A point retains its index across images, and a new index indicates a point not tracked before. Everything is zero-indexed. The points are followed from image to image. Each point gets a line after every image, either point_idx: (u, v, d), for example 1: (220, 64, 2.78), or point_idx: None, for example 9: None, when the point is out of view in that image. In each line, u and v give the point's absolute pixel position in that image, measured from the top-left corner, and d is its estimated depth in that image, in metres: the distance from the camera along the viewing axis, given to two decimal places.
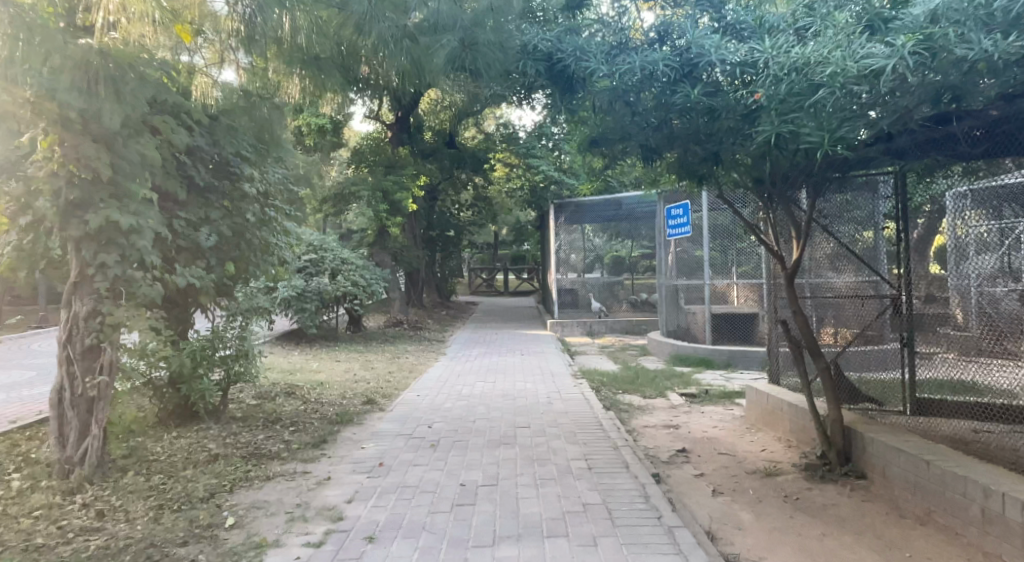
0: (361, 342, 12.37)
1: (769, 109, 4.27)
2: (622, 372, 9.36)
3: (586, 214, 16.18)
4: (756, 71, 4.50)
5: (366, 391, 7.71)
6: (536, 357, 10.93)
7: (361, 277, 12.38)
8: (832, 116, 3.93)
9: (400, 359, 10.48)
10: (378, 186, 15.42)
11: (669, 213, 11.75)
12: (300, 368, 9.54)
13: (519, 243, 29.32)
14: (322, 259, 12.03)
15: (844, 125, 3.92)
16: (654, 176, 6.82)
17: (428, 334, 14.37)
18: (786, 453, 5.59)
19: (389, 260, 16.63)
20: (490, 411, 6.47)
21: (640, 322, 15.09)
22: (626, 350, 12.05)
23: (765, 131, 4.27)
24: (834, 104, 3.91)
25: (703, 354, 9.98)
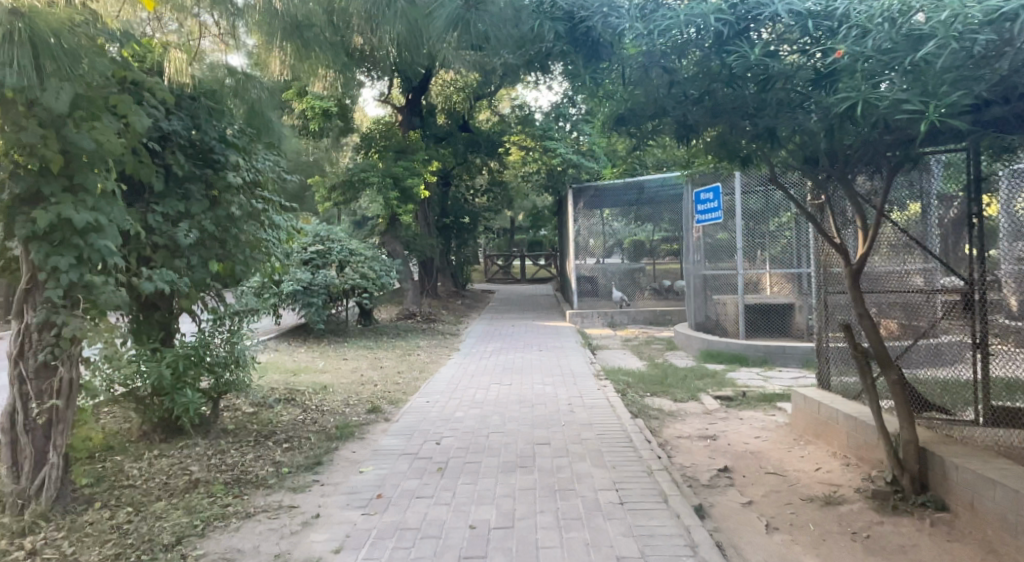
0: (371, 337, 11.77)
1: (850, 71, 3.53)
2: (649, 372, 8.67)
3: (606, 197, 15.44)
4: (841, 22, 3.91)
5: (372, 397, 7.10)
6: (555, 353, 10.25)
7: (371, 269, 11.74)
8: (939, 77, 3.24)
9: (412, 357, 9.87)
10: (388, 172, 14.75)
11: (697, 197, 11.00)
12: (304, 368, 8.96)
13: (536, 228, 28.57)
14: (329, 251, 11.43)
15: (955, 88, 3.23)
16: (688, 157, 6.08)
17: (442, 327, 13.74)
18: (845, 474, 4.90)
19: (401, 249, 15.98)
20: (506, 423, 5.83)
21: (664, 312, 14.34)
22: (651, 344, 11.35)
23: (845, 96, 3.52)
24: (948, 61, 3.22)
25: (737, 350, 9.26)
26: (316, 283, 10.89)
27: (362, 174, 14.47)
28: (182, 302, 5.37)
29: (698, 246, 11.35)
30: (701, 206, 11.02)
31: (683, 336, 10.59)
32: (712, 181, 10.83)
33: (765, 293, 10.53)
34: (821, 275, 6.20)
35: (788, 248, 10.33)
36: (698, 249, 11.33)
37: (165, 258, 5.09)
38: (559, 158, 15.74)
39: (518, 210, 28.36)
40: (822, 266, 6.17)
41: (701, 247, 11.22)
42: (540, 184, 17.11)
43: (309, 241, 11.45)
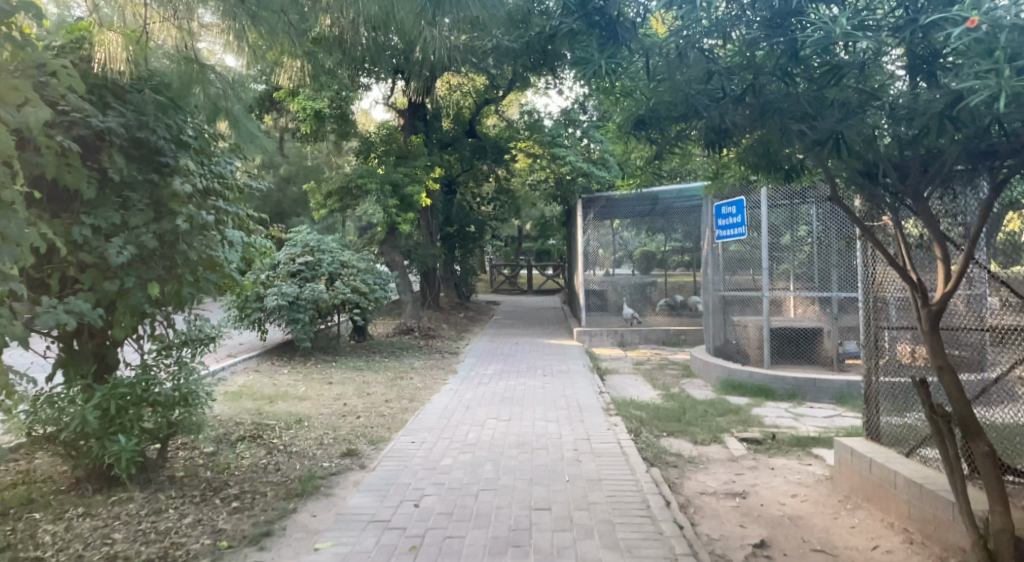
0: (363, 355, 10.95)
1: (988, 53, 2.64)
2: (665, 406, 7.78)
3: (618, 208, 14.44)
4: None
5: (352, 435, 6.26)
6: (561, 379, 9.38)
7: (363, 283, 10.90)
8: None
9: (403, 381, 9.03)
10: (387, 178, 13.92)
11: (720, 211, 10.16)
12: (283, 393, 8.13)
13: (544, 238, 27.81)
14: (318, 262, 10.60)
15: None
16: (716, 170, 5.25)
17: (441, 344, 12.90)
18: (909, 557, 4.03)
19: (400, 260, 15.16)
20: (500, 476, 4.99)
21: (679, 331, 13.40)
22: (665, 369, 10.47)
23: (978, 88, 2.64)
24: None
25: (761, 382, 8.41)
26: (304, 298, 10.05)
27: (359, 180, 13.64)
28: (118, 331, 4.55)
29: (717, 264, 10.46)
30: (723, 219, 10.06)
31: (700, 363, 9.70)
32: (735, 194, 9.93)
33: (789, 315, 9.97)
34: (869, 306, 5.33)
35: (815, 266, 9.45)
36: (718, 267, 10.46)
37: (94, 278, 4.28)
38: (568, 166, 14.83)
39: (525, 218, 27.50)
40: (873, 300, 5.31)
41: (722, 264, 10.35)
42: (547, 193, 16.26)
43: (298, 251, 10.64)
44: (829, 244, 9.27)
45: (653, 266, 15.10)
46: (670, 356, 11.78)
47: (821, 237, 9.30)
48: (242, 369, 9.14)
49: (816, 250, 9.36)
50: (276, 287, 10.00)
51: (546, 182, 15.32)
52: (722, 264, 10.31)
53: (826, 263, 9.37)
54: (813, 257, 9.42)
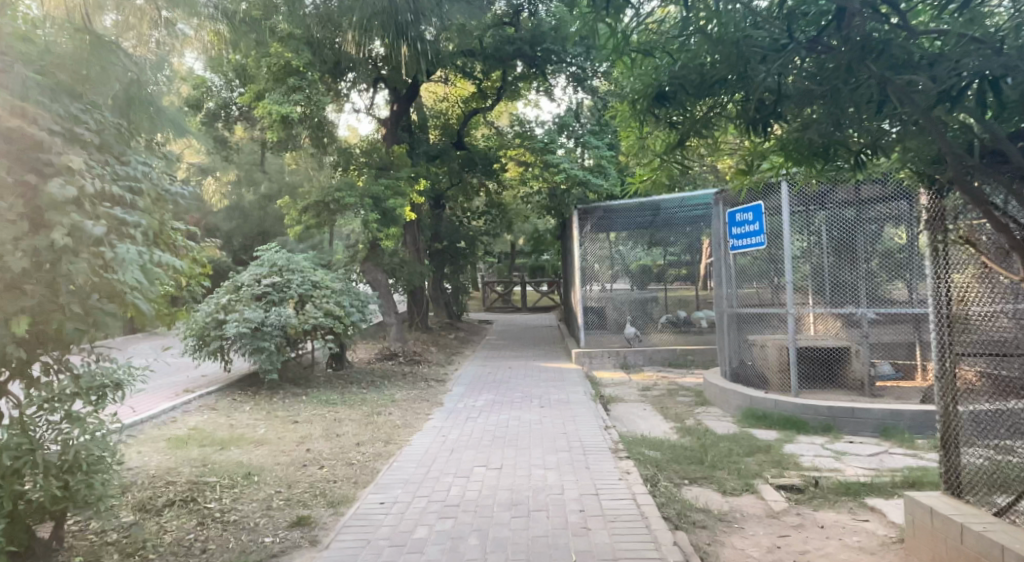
0: (339, 386, 9.84)
1: None
2: (683, 445, 6.68)
3: (617, 218, 13.58)
4: None
5: (309, 495, 5.14)
6: (561, 410, 8.28)
7: (339, 304, 9.79)
8: None
9: (377, 418, 7.91)
10: (367, 191, 12.85)
11: (732, 218, 9.13)
12: (239, 437, 7.00)
13: (538, 253, 26.74)
14: (288, 283, 9.51)
15: None
16: (750, 164, 4.22)
17: (428, 370, 11.79)
18: None
19: (384, 279, 14.05)
20: (487, 556, 3.89)
21: (685, 351, 12.29)
22: (676, 397, 9.36)
23: None
24: None
25: (790, 412, 7.33)
26: (269, 324, 8.97)
27: (336, 193, 12.54)
28: None
29: (730, 276, 9.41)
30: (736, 229, 9.05)
31: (717, 390, 8.60)
32: (750, 199, 8.95)
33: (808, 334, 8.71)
34: (941, 327, 4.27)
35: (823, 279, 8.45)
36: (731, 281, 9.40)
37: None
38: (563, 174, 13.78)
39: (517, 232, 26.39)
40: (946, 315, 4.23)
41: (735, 277, 9.30)
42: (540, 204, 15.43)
43: (265, 271, 9.57)
44: (845, 253, 8.30)
45: (652, 280, 14.04)
46: (679, 380, 10.70)
47: (835, 244, 8.35)
48: (195, 409, 8.00)
49: (831, 259, 8.36)
50: (238, 312, 8.94)
51: (540, 193, 14.33)
52: (735, 277, 9.27)
53: (842, 275, 8.33)
54: (829, 268, 8.39)
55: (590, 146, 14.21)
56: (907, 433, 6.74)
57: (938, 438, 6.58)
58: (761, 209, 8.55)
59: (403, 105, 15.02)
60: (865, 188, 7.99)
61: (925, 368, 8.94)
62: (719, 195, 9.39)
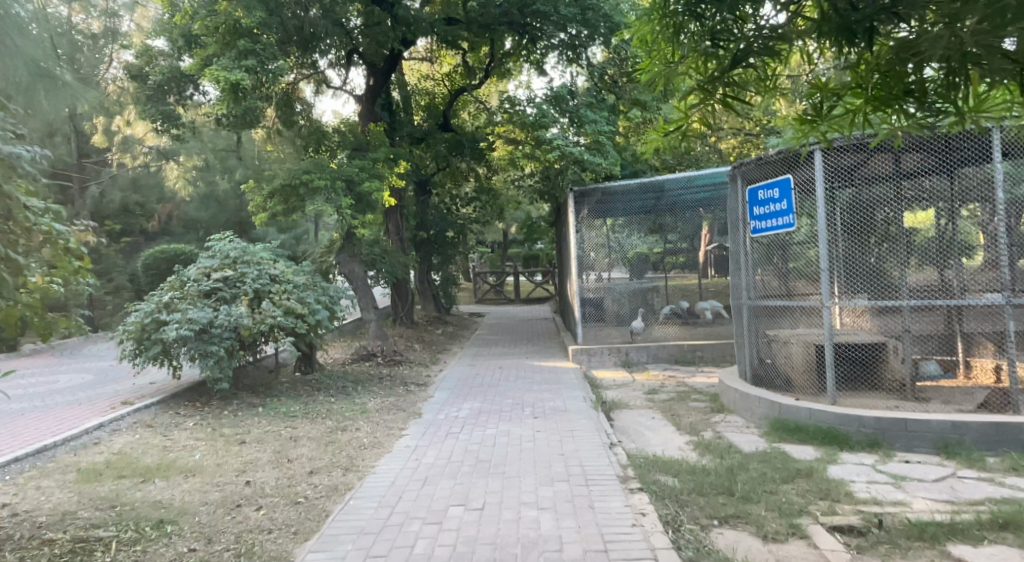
0: (303, 394, 8.65)
1: None
2: (706, 469, 5.49)
3: (616, 202, 12.25)
4: None
5: (229, 555, 3.97)
6: (557, 422, 7.07)
7: (300, 299, 8.53)
8: None
9: (336, 435, 6.71)
10: (340, 174, 11.62)
11: (756, 197, 7.53)
12: (168, 465, 5.83)
13: (532, 241, 25.50)
14: (242, 277, 8.31)
15: None
16: (817, 109, 3.25)
17: (408, 372, 10.56)
18: None
19: (361, 270, 12.80)
20: None
21: (694, 347, 11.09)
22: (688, 402, 8.19)
23: None
24: None
25: (826, 423, 6.18)
26: (218, 325, 7.79)
27: (304, 175, 11.27)
28: None
29: (745, 264, 8.11)
30: (760, 208, 7.48)
31: (735, 396, 7.40)
32: (773, 171, 7.32)
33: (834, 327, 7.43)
34: None
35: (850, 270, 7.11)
36: (745, 268, 8.13)
37: None
38: (556, 153, 11.80)
39: (510, 220, 25.13)
40: None
41: (751, 264, 7.99)
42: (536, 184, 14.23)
43: (216, 265, 8.39)
44: (863, 234, 7.25)
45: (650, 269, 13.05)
46: (690, 381, 9.49)
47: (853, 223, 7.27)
48: (125, 429, 6.83)
49: (844, 240, 7.19)
50: (180, 312, 7.75)
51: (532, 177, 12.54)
52: (750, 265, 7.95)
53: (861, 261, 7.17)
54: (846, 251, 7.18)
55: (589, 122, 12.09)
56: (974, 450, 5.57)
57: (1013, 456, 5.42)
58: (790, 183, 6.98)
59: (381, 80, 13.73)
60: (906, 157, 7.17)
61: (970, 365, 7.79)
62: (736, 169, 7.93)
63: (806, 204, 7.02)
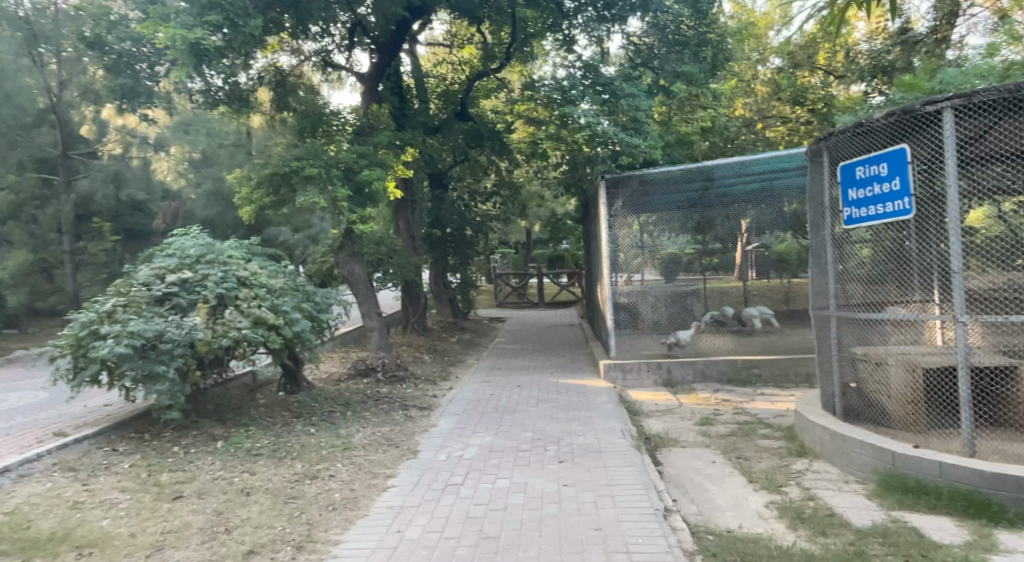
0: (278, 422, 7.11)
1: None
2: (810, 558, 3.82)
3: (656, 190, 10.37)
4: None
5: None
6: (588, 468, 5.44)
7: (275, 307, 6.99)
8: None
9: (302, 488, 5.14)
10: (337, 161, 10.13)
11: (852, 176, 5.72)
12: (59, 533, 4.32)
13: (556, 240, 23.86)
14: (203, 279, 6.80)
15: None
16: None
17: (411, 392, 8.99)
18: None
19: (363, 271, 11.24)
20: None
21: (748, 363, 9.26)
22: (754, 439, 6.49)
23: None
24: None
25: (966, 485, 4.49)
26: (168, 340, 6.27)
27: (294, 162, 9.80)
28: None
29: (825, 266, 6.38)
30: (857, 190, 5.67)
31: (823, 437, 5.69)
32: (876, 139, 5.54)
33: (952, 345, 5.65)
34: None
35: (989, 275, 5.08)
36: (825, 272, 6.40)
37: None
38: (586, 132, 9.87)
39: (532, 218, 23.56)
40: None
41: (834, 266, 6.25)
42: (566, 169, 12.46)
43: (173, 265, 6.90)
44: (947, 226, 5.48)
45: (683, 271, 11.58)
46: (750, 409, 7.77)
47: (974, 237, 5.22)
48: (37, 477, 5.33)
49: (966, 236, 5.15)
50: (120, 323, 6.22)
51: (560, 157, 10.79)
52: (833, 269, 6.22)
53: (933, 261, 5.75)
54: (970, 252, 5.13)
55: (624, 96, 10.25)
56: None
57: None
58: (904, 157, 5.17)
59: (386, 57, 12.17)
60: None
61: None
62: (820, 142, 6.18)
63: (930, 185, 5.20)
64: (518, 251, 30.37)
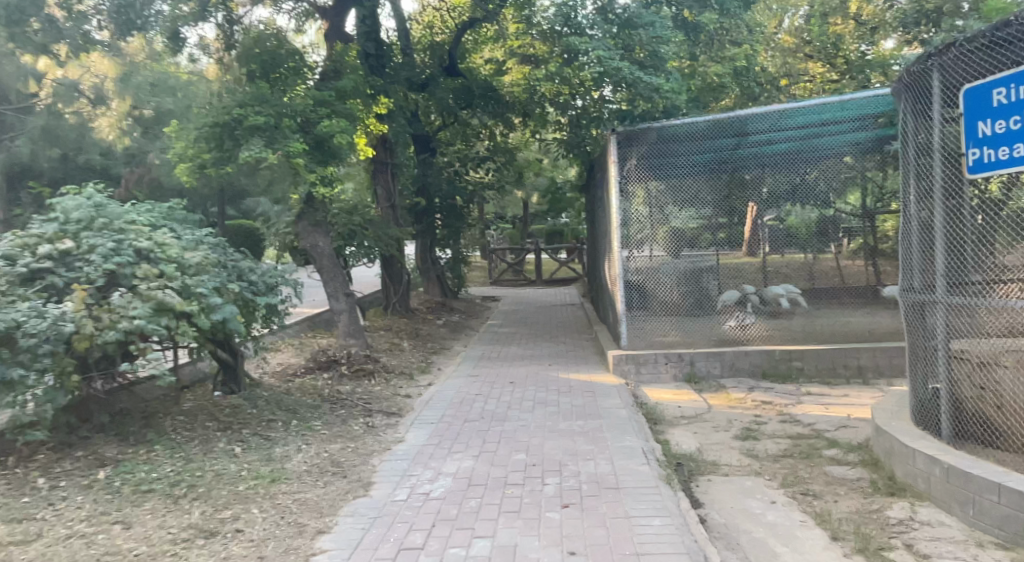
0: (195, 439, 5.46)
1: None
2: None
3: (679, 143, 8.60)
4: None
5: None
6: (603, 521, 3.82)
7: (186, 288, 5.34)
8: None
9: (187, 556, 3.52)
10: (290, 107, 8.39)
11: (984, 104, 3.96)
12: None
13: (555, 211, 22.02)
14: (88, 252, 5.16)
15: None
16: None
17: (376, 391, 7.33)
18: None
19: (327, 243, 9.53)
20: None
21: (787, 355, 7.51)
22: (819, 464, 4.85)
23: None
24: None
25: None
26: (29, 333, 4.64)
27: (237, 109, 8.09)
28: None
29: (928, 231, 4.63)
30: (991, 123, 3.92)
31: (929, 472, 4.05)
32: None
33: None
34: None
35: None
36: (928, 239, 4.66)
37: None
38: (594, 68, 8.14)
39: (529, 188, 21.74)
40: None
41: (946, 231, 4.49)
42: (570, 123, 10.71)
43: (50, 233, 5.25)
44: None
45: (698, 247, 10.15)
46: (801, 415, 6.10)
47: None
48: None
49: None
50: None
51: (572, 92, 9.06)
52: (944, 234, 4.46)
53: None
54: None
55: (641, 25, 8.39)
56: None
57: None
58: None
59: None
60: None
61: None
62: (931, 58, 4.40)
63: None
64: (515, 226, 28.53)
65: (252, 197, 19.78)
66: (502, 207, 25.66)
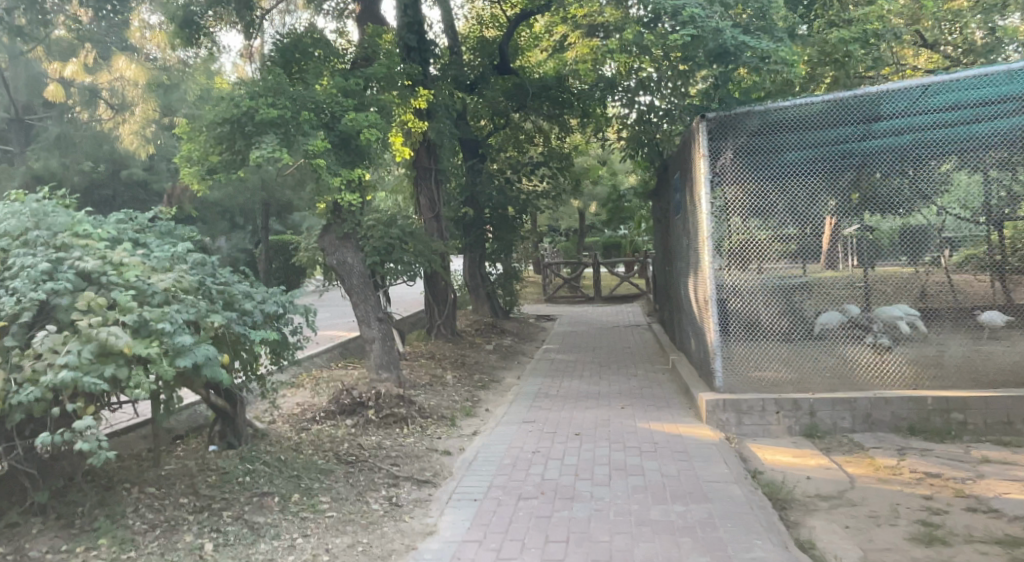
0: (155, 527, 4.05)
1: None
2: None
3: (789, 134, 6.90)
4: None
5: None
6: None
7: (146, 324, 3.96)
8: None
9: None
10: (315, 98, 7.09)
11: None
12: None
13: (616, 221, 20.29)
14: (14, 274, 3.84)
15: None
16: None
17: (407, 446, 5.83)
18: None
19: (358, 259, 8.14)
20: None
21: (944, 405, 5.71)
22: None
23: None
24: None
25: None
26: None
27: (252, 99, 6.82)
28: None
29: None
30: None
31: None
32: None
33: None
34: None
35: None
36: None
37: None
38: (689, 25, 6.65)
39: (587, 198, 20.10)
40: None
41: None
42: (643, 116, 9.16)
43: None
44: None
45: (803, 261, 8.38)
46: (994, 500, 4.33)
47: None
48: None
49: None
50: None
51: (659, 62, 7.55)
52: None
53: None
54: None
55: None
56: None
57: None
58: None
59: None
60: None
61: None
62: None
63: None
64: (571, 238, 26.80)
65: (295, 211, 18.74)
66: (556, 218, 24.05)
